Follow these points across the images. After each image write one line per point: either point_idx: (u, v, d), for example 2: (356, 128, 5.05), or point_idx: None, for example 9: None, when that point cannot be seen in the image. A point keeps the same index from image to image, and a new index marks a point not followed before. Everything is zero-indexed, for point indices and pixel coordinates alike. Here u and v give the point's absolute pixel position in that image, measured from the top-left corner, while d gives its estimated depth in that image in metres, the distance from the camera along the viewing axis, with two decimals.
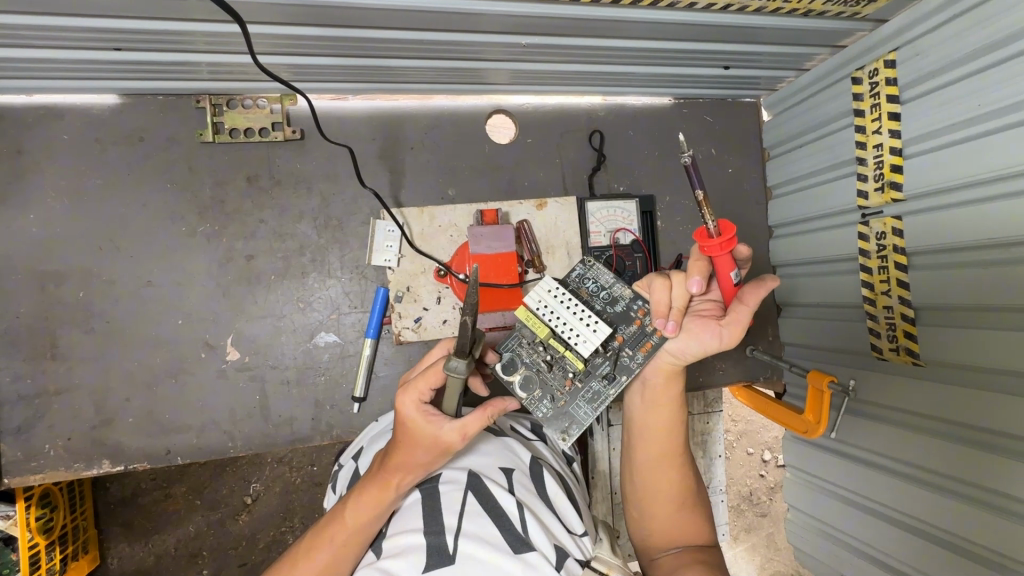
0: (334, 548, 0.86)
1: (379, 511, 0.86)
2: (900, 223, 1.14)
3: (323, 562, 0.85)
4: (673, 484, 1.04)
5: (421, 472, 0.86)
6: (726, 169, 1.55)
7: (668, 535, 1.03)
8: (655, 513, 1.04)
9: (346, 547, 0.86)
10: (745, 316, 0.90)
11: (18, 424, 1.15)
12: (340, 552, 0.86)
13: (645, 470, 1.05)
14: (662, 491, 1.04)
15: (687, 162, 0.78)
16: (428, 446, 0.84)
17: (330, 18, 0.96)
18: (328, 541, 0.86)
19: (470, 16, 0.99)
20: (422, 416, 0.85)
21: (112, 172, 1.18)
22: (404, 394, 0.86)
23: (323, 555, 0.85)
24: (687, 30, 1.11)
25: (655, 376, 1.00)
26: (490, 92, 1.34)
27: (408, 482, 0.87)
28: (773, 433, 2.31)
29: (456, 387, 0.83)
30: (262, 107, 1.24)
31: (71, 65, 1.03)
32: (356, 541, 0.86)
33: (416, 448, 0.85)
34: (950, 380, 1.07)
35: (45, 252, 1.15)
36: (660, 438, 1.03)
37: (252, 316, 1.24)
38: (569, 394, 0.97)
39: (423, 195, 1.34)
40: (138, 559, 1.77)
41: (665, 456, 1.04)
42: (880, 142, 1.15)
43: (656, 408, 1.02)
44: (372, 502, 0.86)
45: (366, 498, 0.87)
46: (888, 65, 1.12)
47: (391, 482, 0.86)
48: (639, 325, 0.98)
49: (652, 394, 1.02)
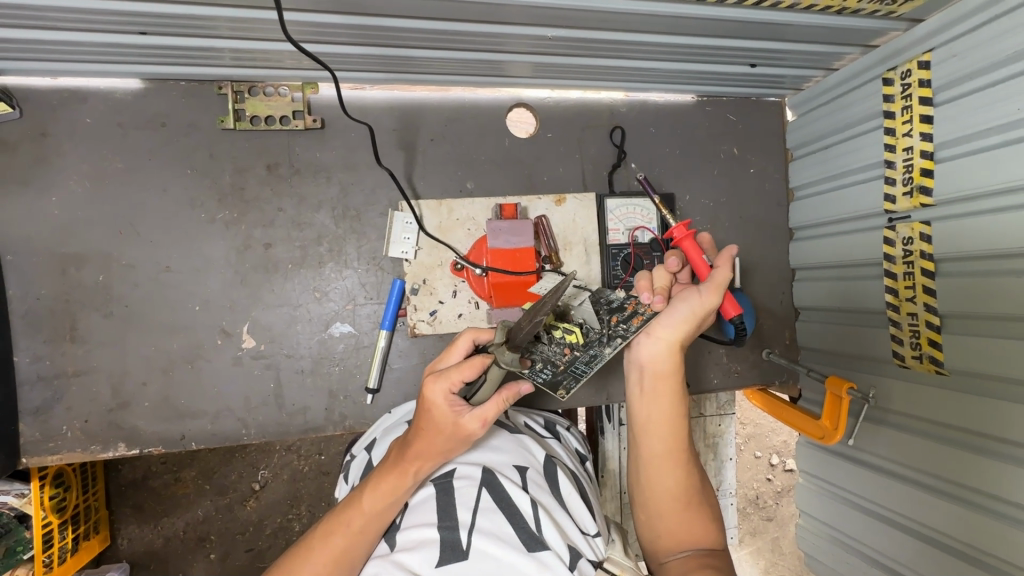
0: (351, 534, 0.86)
1: (397, 497, 0.87)
2: (928, 228, 1.10)
3: (340, 549, 0.85)
4: (680, 483, 1.01)
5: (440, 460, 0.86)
6: (749, 168, 1.52)
7: (676, 538, 0.99)
8: (663, 514, 1.01)
9: (362, 533, 0.86)
10: (720, 273, 0.99)
11: (36, 405, 1.15)
12: (357, 539, 0.86)
13: (653, 469, 1.02)
14: (670, 491, 1.01)
15: (642, 177, 1.18)
16: (449, 435, 0.84)
17: (354, 6, 0.95)
18: (344, 528, 0.86)
19: (493, 7, 0.98)
20: (448, 407, 0.83)
21: (133, 156, 1.18)
22: (433, 385, 0.83)
23: (339, 542, 0.86)
24: (715, 25, 1.09)
25: (661, 367, 1.01)
26: (510, 85, 1.33)
27: (426, 469, 0.87)
28: (782, 437, 2.30)
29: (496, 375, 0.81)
30: (283, 94, 1.23)
31: (96, 48, 1.03)
32: (373, 528, 0.87)
33: (438, 437, 0.84)
34: (973, 390, 1.05)
35: (67, 235, 1.16)
36: (666, 433, 1.02)
37: (268, 305, 1.24)
38: (568, 362, 0.96)
39: (441, 187, 1.33)
40: (148, 541, 1.79)
41: (673, 453, 1.02)
42: (910, 145, 1.12)
43: (664, 402, 1.02)
44: (390, 489, 0.86)
45: (384, 486, 0.86)
46: (921, 66, 1.09)
47: (409, 470, 0.86)
48: (631, 309, 1.02)
49: (658, 388, 1.02)
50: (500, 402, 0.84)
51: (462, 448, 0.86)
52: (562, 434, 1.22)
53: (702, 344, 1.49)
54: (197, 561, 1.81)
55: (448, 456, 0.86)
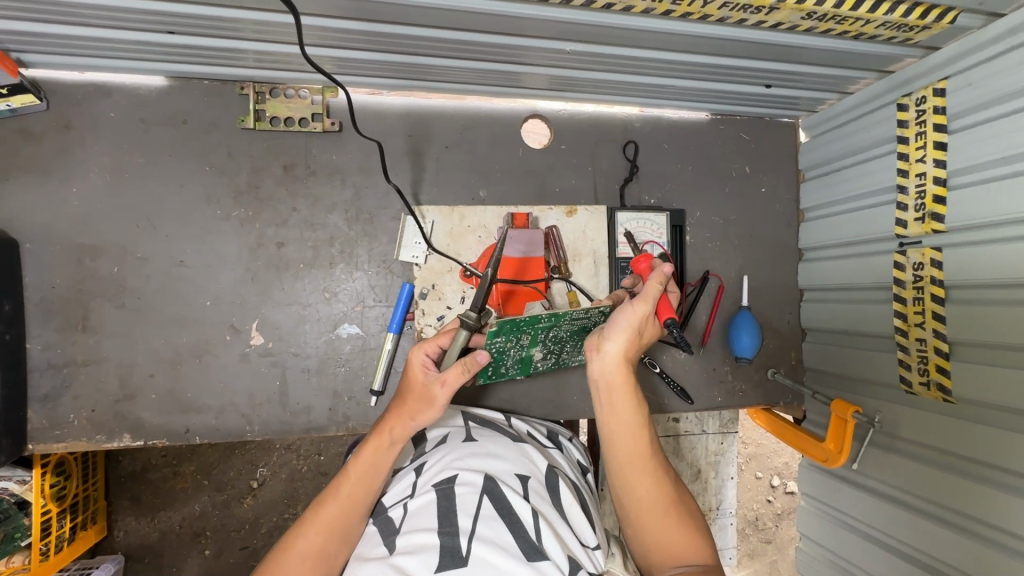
0: (341, 502, 0.92)
1: (379, 463, 0.96)
2: (940, 254, 1.11)
3: (331, 518, 0.90)
4: (659, 493, 1.01)
5: (413, 424, 0.98)
6: (760, 188, 1.53)
7: (666, 552, 0.96)
8: (650, 529, 0.99)
9: (351, 501, 0.93)
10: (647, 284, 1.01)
11: (44, 392, 1.16)
12: (343, 506, 0.92)
13: (630, 482, 1.01)
14: (652, 502, 1.00)
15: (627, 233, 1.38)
16: (418, 394, 0.99)
17: (379, 13, 0.97)
18: (333, 496, 0.93)
19: (514, 19, 0.99)
20: (422, 367, 1.02)
21: (153, 151, 1.20)
22: (411, 351, 1.06)
23: (330, 510, 0.91)
24: (733, 45, 1.10)
25: (617, 382, 1.01)
26: (526, 96, 1.34)
27: (402, 434, 0.98)
28: (784, 458, 2.28)
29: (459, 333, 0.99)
30: (303, 97, 1.25)
31: (124, 45, 1.06)
32: (359, 495, 0.94)
33: (410, 396, 1.00)
34: (981, 419, 1.05)
35: (85, 226, 1.18)
36: (637, 445, 1.02)
37: (277, 303, 1.25)
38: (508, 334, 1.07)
39: (454, 194, 1.34)
40: (144, 534, 1.79)
41: (645, 464, 1.01)
42: (923, 171, 1.13)
43: (626, 416, 1.01)
44: (373, 455, 0.97)
45: (368, 451, 0.97)
46: (937, 93, 1.10)
47: (387, 433, 0.98)
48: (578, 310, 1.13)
49: (619, 402, 1.01)
50: (458, 367, 0.96)
51: (431, 412, 0.98)
52: (564, 446, 1.22)
53: (708, 361, 1.48)
54: (191, 556, 1.81)
55: (418, 419, 0.98)
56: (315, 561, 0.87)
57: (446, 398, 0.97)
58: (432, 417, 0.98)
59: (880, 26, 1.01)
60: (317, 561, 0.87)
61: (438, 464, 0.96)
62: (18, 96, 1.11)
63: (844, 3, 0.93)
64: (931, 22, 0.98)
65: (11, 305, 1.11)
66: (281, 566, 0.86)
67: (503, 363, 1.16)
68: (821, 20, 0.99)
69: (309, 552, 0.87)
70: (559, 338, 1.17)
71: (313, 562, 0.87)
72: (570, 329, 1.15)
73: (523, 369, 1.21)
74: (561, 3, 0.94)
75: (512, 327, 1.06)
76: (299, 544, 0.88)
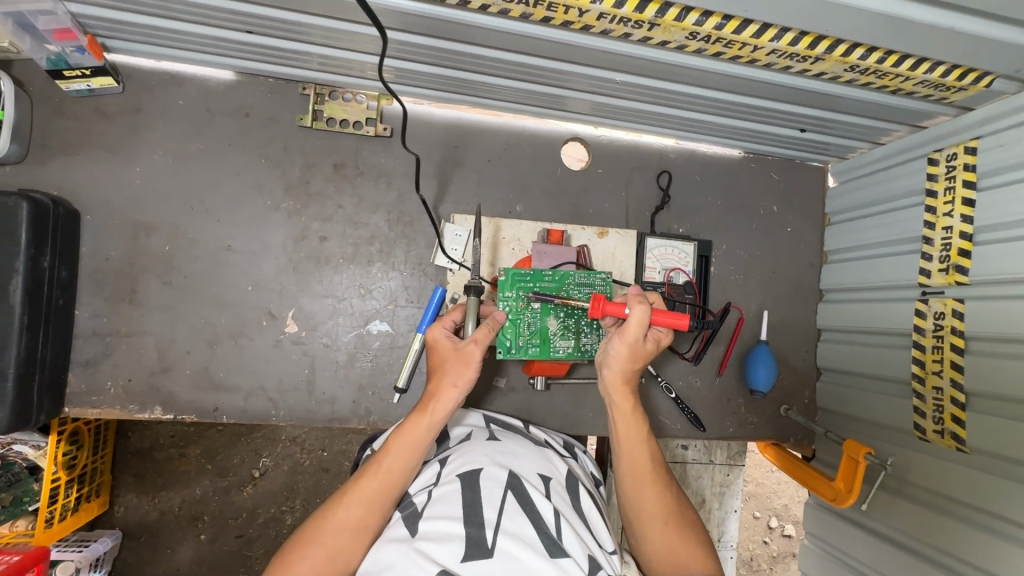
0: (380, 478, 0.95)
1: (419, 439, 0.99)
2: (962, 305, 1.14)
3: (370, 493, 0.94)
4: (662, 506, 1.04)
5: (455, 389, 1.02)
6: (785, 227, 1.57)
7: (665, 561, 1.00)
8: (654, 542, 1.02)
9: (390, 478, 0.96)
10: (634, 309, 1.00)
11: (86, 358, 1.21)
12: (383, 482, 0.95)
13: (633, 496, 1.05)
14: (655, 516, 1.03)
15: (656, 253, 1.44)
16: (453, 361, 1.04)
17: (442, 31, 1.04)
18: (373, 472, 0.95)
19: (566, 47, 1.05)
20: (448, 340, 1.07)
21: (215, 140, 1.27)
22: (431, 327, 1.09)
23: (370, 486, 0.94)
24: (773, 89, 1.15)
25: (617, 399, 1.08)
26: (567, 119, 1.40)
27: (445, 403, 1.01)
28: (783, 500, 2.27)
29: (472, 302, 1.11)
30: (359, 101, 1.32)
31: (204, 39, 1.13)
32: (399, 471, 0.96)
33: (445, 365, 1.04)
34: (994, 470, 1.06)
35: (143, 204, 1.24)
36: (640, 461, 1.06)
37: (314, 294, 1.30)
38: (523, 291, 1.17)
39: (491, 206, 1.40)
40: (143, 512, 1.81)
41: (651, 476, 1.06)
42: (950, 225, 1.16)
43: (626, 431, 1.08)
44: (412, 433, 0.99)
45: (407, 428, 0.99)
46: (968, 151, 1.14)
47: (427, 405, 1.01)
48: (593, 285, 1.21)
49: (618, 419, 1.09)
50: (485, 327, 1.07)
51: (470, 373, 1.04)
52: (579, 456, 1.25)
53: (722, 391, 1.51)
54: (187, 539, 1.83)
55: (461, 383, 1.02)
56: (355, 531, 0.91)
57: (481, 357, 1.05)
58: (472, 377, 1.04)
59: (918, 83, 1.05)
60: (357, 532, 0.91)
61: (462, 457, 1.00)
62: (98, 78, 1.18)
63: (887, 59, 0.98)
64: (968, 83, 1.03)
65: (67, 272, 1.17)
66: (320, 534, 0.90)
67: (521, 333, 1.17)
68: (863, 74, 1.04)
69: (350, 523, 0.91)
70: (574, 311, 1.19)
71: (354, 533, 0.91)
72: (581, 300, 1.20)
73: (543, 349, 1.18)
74: (618, 37, 1.00)
75: (520, 280, 1.17)
76: (339, 517, 0.91)
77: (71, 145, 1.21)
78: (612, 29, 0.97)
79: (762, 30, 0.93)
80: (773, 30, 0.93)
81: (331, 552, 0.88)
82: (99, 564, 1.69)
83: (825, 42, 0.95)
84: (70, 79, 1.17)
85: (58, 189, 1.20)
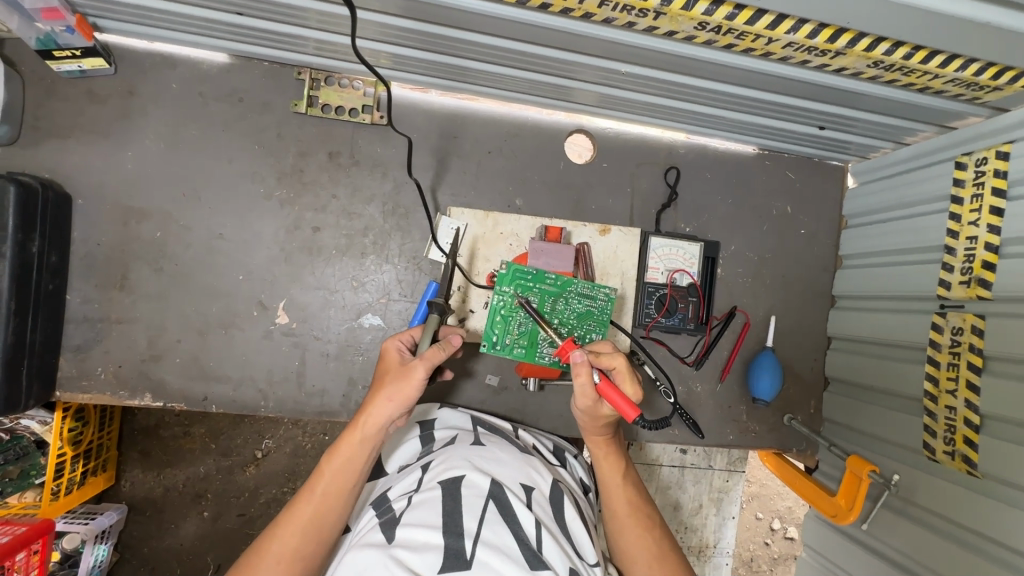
0: (316, 502, 0.94)
1: (355, 460, 0.97)
2: (982, 321, 1.07)
3: (305, 522, 0.92)
4: (647, 549, 1.03)
5: (389, 406, 0.98)
6: (800, 229, 1.49)
7: None
8: None
9: (325, 503, 0.94)
10: (575, 382, 1.00)
11: (77, 343, 1.21)
12: (320, 506, 0.94)
13: (616, 540, 1.06)
14: (638, 559, 1.02)
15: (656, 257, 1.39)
16: (394, 376, 1.01)
17: (435, 15, 0.98)
18: (309, 495, 0.94)
19: (569, 35, 0.99)
20: (397, 356, 1.05)
21: (207, 125, 1.24)
22: (388, 340, 1.08)
23: (306, 511, 0.93)
24: (789, 84, 1.08)
25: (591, 447, 1.11)
26: (575, 110, 1.34)
27: (376, 420, 0.98)
28: (788, 503, 2.22)
29: (430, 323, 1.08)
30: (356, 88, 1.27)
31: (194, 22, 1.09)
32: (335, 495, 0.95)
33: (386, 379, 1.01)
34: (1005, 499, 1.01)
35: (135, 190, 1.22)
36: (619, 505, 1.08)
37: (306, 286, 1.28)
38: (522, 294, 1.13)
39: (491, 199, 1.35)
40: (147, 488, 1.83)
41: (636, 519, 1.06)
42: (974, 235, 1.09)
43: (603, 478, 1.10)
44: (346, 456, 0.97)
45: (341, 450, 0.97)
46: (1000, 156, 1.06)
47: (361, 420, 0.98)
48: (593, 301, 1.17)
49: (599, 465, 1.11)
50: (435, 347, 1.03)
51: (408, 391, 0.99)
52: (569, 462, 1.23)
53: (724, 398, 1.46)
54: (189, 516, 1.84)
55: (396, 399, 0.98)
56: (292, 561, 0.90)
57: (422, 376, 0.99)
58: (410, 396, 0.99)
59: (948, 82, 0.98)
60: (293, 562, 0.90)
61: (443, 463, 0.97)
62: (89, 59, 1.15)
63: (914, 55, 0.90)
64: (1004, 83, 0.95)
65: (57, 257, 1.16)
66: (259, 565, 0.89)
67: (509, 331, 1.12)
68: (887, 70, 0.96)
69: (285, 553, 0.90)
70: (568, 320, 1.16)
71: (289, 564, 0.89)
72: (577, 311, 1.17)
73: (529, 352, 1.13)
74: (623, 26, 0.94)
75: (521, 277, 1.13)
76: (277, 544, 0.90)
77: (62, 128, 1.20)
78: (616, 17, 0.90)
79: (778, 21, 0.86)
80: (790, 21, 0.86)
81: None
82: (105, 537, 1.72)
83: (847, 36, 0.88)
84: (61, 60, 1.14)
85: (51, 172, 1.19)
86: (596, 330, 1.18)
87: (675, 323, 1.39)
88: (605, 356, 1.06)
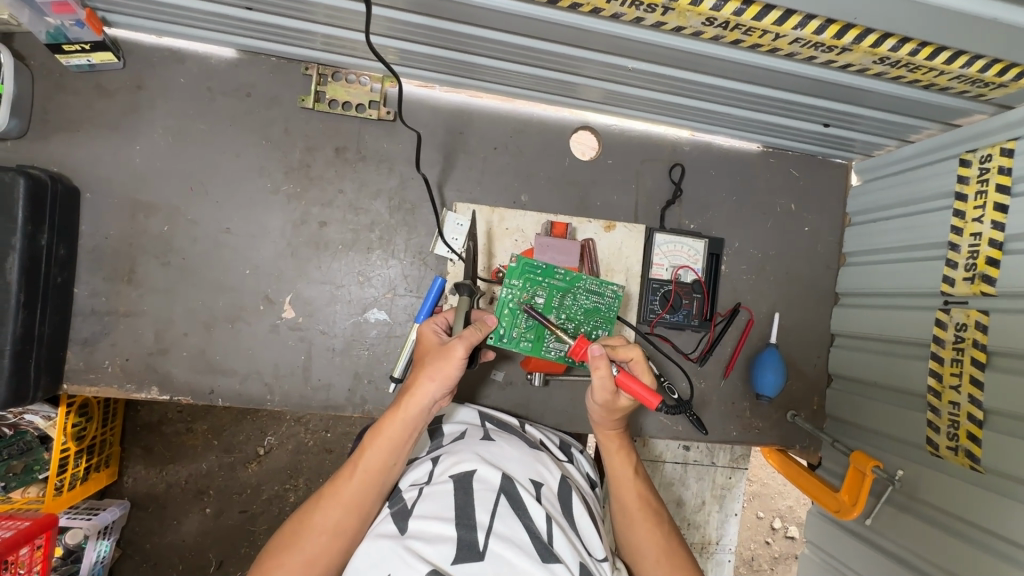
0: (358, 480, 0.94)
1: (398, 438, 0.97)
2: (986, 317, 1.08)
3: (349, 497, 0.93)
4: (656, 543, 1.03)
5: (432, 385, 0.98)
6: (804, 226, 1.50)
7: None
8: None
9: (368, 479, 0.95)
10: (595, 378, 1.00)
11: (85, 336, 1.21)
12: (362, 484, 0.94)
13: (626, 535, 1.06)
14: (647, 555, 1.03)
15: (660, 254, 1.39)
16: (435, 355, 1.01)
17: (441, 10, 0.99)
18: (351, 472, 0.95)
19: (575, 31, 0.99)
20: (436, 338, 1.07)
21: (215, 119, 1.25)
22: (423, 325, 1.11)
23: (348, 489, 0.93)
24: (796, 80, 1.09)
25: (602, 440, 1.13)
26: (581, 107, 1.34)
27: (419, 398, 0.98)
28: (788, 502, 2.22)
29: (464, 306, 1.10)
30: (363, 83, 1.28)
31: (203, 16, 1.10)
32: (376, 473, 0.95)
33: (427, 359, 1.02)
34: (1010, 494, 1.01)
35: (143, 184, 1.23)
36: (629, 499, 1.08)
37: (313, 280, 1.29)
38: (532, 289, 1.13)
39: (497, 195, 1.36)
40: (151, 484, 1.83)
41: (646, 513, 1.07)
42: (978, 231, 1.10)
43: (614, 472, 1.12)
44: (389, 433, 0.97)
45: (384, 428, 0.97)
46: (1004, 153, 1.07)
47: (402, 399, 0.99)
48: (602, 298, 1.18)
49: (610, 460, 1.13)
50: (474, 327, 1.04)
51: (450, 369, 0.99)
52: (575, 457, 1.23)
53: (728, 395, 1.46)
54: (192, 512, 1.84)
55: (438, 378, 0.99)
56: (335, 535, 0.90)
57: (464, 353, 0.99)
58: (452, 374, 0.99)
59: (954, 78, 0.98)
60: (335, 537, 0.90)
61: (454, 456, 0.98)
62: (98, 54, 1.16)
63: (920, 51, 0.91)
64: (1009, 80, 0.95)
65: (65, 250, 1.16)
66: (300, 541, 0.89)
67: (517, 325, 1.13)
68: (893, 66, 0.97)
69: (327, 528, 0.90)
70: (575, 315, 1.17)
71: (332, 538, 0.90)
72: (585, 307, 1.17)
73: (536, 347, 1.14)
74: (631, 21, 0.94)
75: (530, 271, 1.13)
76: (317, 520, 0.91)
77: (71, 122, 1.20)
78: (624, 13, 0.91)
79: (786, 17, 0.87)
80: (798, 17, 0.87)
81: (310, 559, 0.88)
82: (107, 533, 1.72)
83: (854, 32, 0.88)
84: (70, 54, 1.15)
85: (60, 165, 1.20)
86: (602, 326, 1.19)
87: (679, 320, 1.40)
88: (622, 348, 1.07)
